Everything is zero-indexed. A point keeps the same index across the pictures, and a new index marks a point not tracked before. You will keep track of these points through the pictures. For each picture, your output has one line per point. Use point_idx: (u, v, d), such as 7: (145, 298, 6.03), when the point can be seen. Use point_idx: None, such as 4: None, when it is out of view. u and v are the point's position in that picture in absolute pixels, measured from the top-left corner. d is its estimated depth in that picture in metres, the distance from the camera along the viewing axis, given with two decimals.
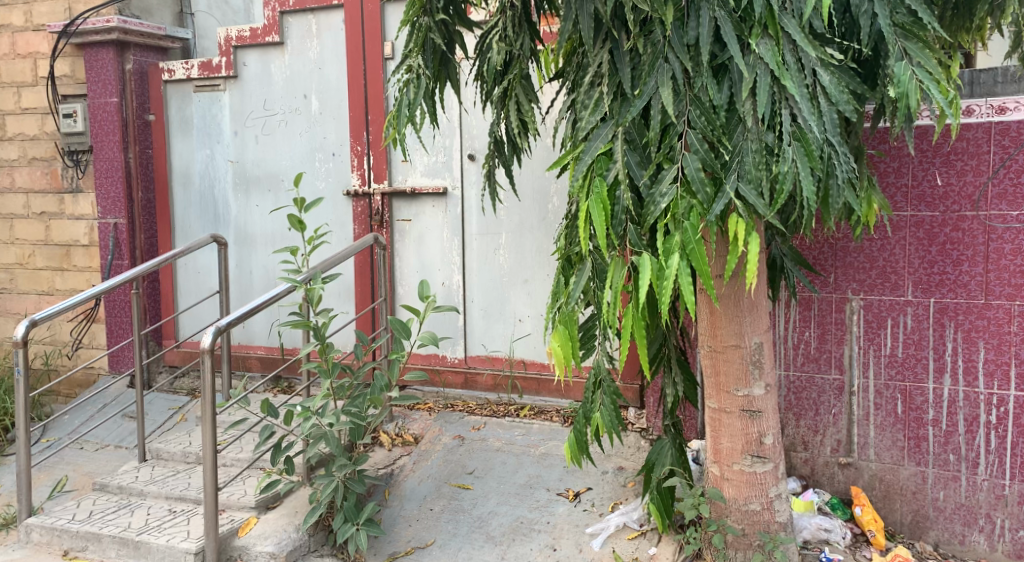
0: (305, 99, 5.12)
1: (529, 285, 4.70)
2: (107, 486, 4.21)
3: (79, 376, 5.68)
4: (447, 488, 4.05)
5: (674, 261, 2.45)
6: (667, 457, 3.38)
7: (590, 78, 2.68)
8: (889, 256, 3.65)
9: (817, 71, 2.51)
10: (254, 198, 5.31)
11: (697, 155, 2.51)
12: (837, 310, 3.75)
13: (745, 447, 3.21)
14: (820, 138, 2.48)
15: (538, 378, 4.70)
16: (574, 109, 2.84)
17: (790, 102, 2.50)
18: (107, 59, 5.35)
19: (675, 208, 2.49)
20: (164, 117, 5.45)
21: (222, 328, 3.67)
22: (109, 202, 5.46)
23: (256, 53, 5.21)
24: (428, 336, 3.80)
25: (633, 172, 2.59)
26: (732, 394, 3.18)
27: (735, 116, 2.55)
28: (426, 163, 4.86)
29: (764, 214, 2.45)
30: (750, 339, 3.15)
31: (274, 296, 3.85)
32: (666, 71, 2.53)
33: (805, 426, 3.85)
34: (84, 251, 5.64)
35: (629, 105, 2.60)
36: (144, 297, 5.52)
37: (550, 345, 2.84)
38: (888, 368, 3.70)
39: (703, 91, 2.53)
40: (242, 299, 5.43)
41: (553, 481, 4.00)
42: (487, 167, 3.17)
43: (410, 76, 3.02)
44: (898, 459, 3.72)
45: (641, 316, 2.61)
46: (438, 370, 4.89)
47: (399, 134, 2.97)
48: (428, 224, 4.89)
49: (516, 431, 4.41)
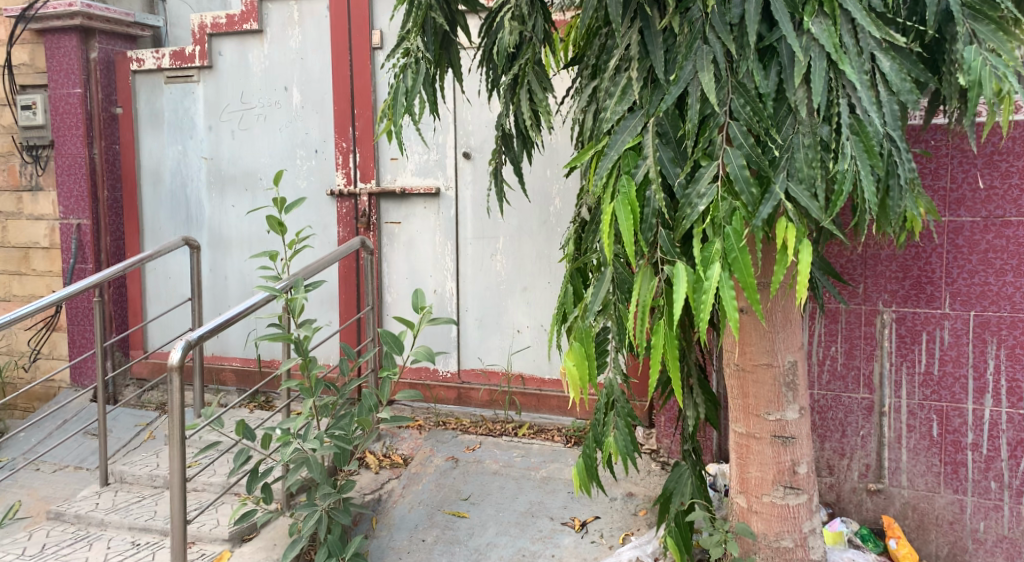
0: (286, 92, 4.75)
1: (528, 294, 4.38)
2: (63, 515, 3.84)
3: (38, 390, 5.29)
4: (440, 515, 3.70)
5: (715, 271, 2.13)
6: (687, 486, 3.03)
7: (615, 62, 2.36)
8: (925, 264, 3.35)
9: (876, 55, 2.19)
10: (229, 198, 4.95)
11: (740, 150, 2.18)
12: (867, 324, 3.44)
13: (776, 477, 2.89)
14: (882, 131, 2.16)
15: (539, 394, 4.38)
16: (594, 100, 2.52)
17: (847, 89, 2.18)
18: (70, 46, 4.97)
19: (715, 210, 2.16)
20: (132, 110, 5.07)
21: (193, 341, 3.29)
22: (72, 201, 5.07)
23: (233, 42, 4.84)
24: (422, 351, 3.46)
25: (666, 170, 2.25)
26: (763, 418, 2.86)
27: (784, 106, 2.23)
28: (417, 161, 4.51)
29: (819, 218, 2.14)
30: (784, 358, 2.82)
31: (250, 305, 3.48)
32: (706, 53, 2.20)
33: (831, 449, 3.54)
34: (44, 254, 5.24)
35: (663, 93, 2.27)
36: (110, 303, 5.14)
37: (564, 364, 2.50)
38: (922, 388, 3.39)
39: (748, 78, 2.21)
40: (216, 307, 5.05)
41: (557, 509, 3.66)
42: (492, 164, 2.83)
43: (406, 61, 2.70)
44: (933, 486, 3.41)
45: (674, 334, 2.27)
46: (430, 385, 4.56)
47: (395, 125, 2.64)
48: (419, 227, 4.54)
49: (515, 453, 4.08)
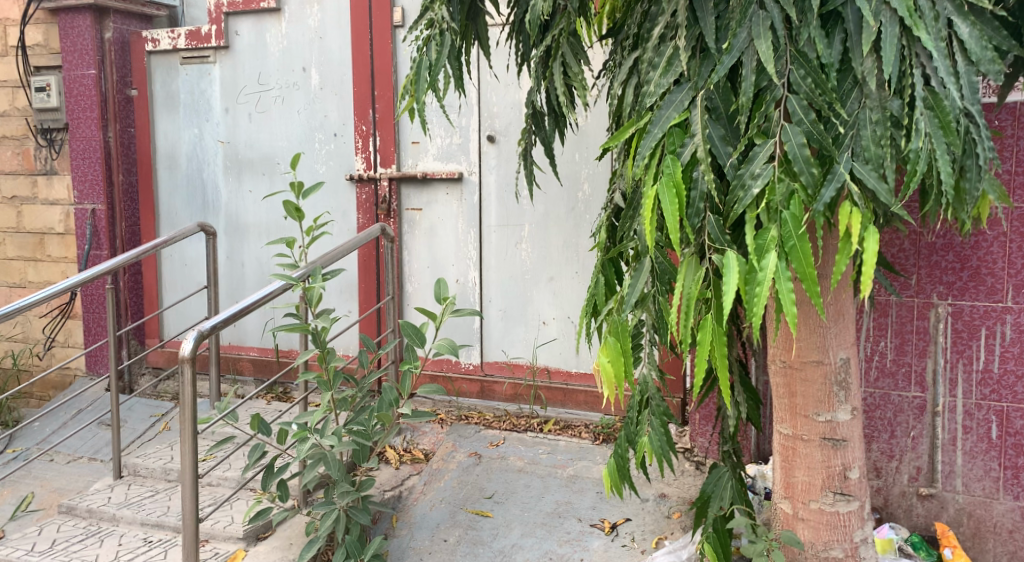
0: (304, 73, 4.58)
1: (554, 283, 4.18)
2: (75, 509, 3.69)
3: (53, 378, 5.17)
4: (463, 515, 3.52)
5: (771, 261, 1.94)
6: (727, 490, 2.78)
7: (660, 31, 2.15)
8: (986, 255, 3.12)
9: (953, 21, 1.98)
10: (247, 183, 4.79)
11: (800, 127, 1.98)
12: (920, 317, 3.22)
13: (826, 483, 2.67)
14: (959, 105, 1.96)
15: (565, 388, 4.20)
16: (635, 73, 2.31)
17: (921, 58, 1.98)
18: (84, 26, 4.81)
19: (772, 193, 1.97)
20: (147, 92, 4.92)
21: (206, 331, 3.10)
22: (87, 185, 4.92)
23: (249, 21, 4.66)
24: (445, 344, 3.26)
25: (717, 148, 2.05)
26: (812, 419, 2.63)
27: (848, 79, 2.03)
28: (440, 144, 4.33)
29: (888, 203, 1.94)
30: (836, 355, 2.59)
31: (267, 293, 3.31)
32: (763, 19, 2.00)
33: (878, 450, 3.33)
34: (58, 240, 5.11)
35: (714, 63, 2.07)
36: (125, 290, 5.00)
37: (598, 361, 2.29)
38: (980, 387, 3.18)
39: (810, 46, 2.01)
40: (233, 295, 4.91)
41: (585, 510, 3.47)
42: (522, 145, 2.64)
43: (431, 33, 2.50)
44: (991, 492, 3.20)
45: (722, 330, 2.07)
46: (451, 378, 4.38)
47: (418, 102, 2.44)
48: (441, 213, 4.36)
49: (540, 450, 3.90)
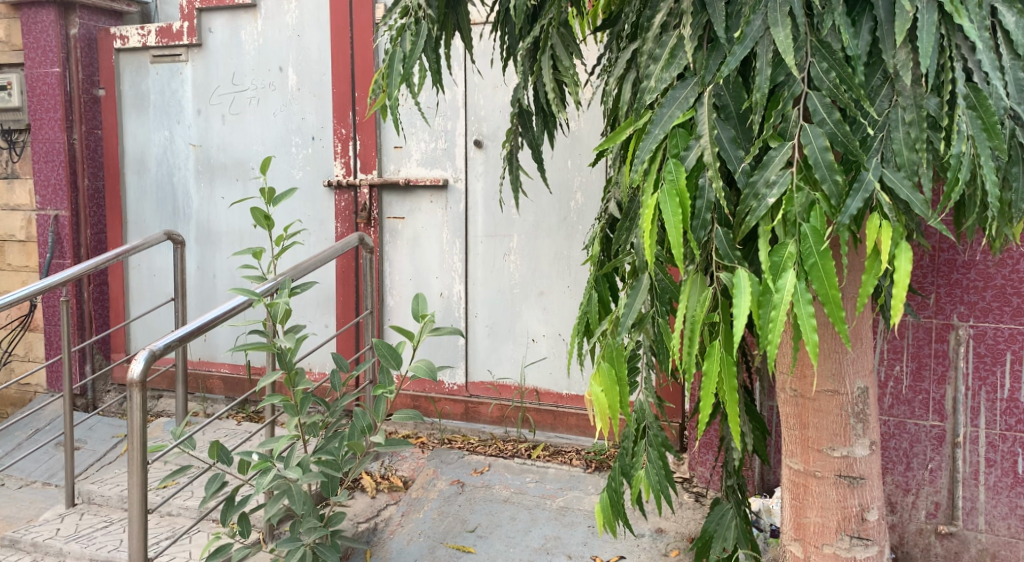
0: (281, 73, 4.31)
1: (544, 298, 3.92)
2: (19, 542, 3.39)
3: (11, 394, 4.87)
4: (442, 550, 3.23)
5: (789, 281, 1.68)
6: (731, 530, 2.47)
7: (662, 18, 1.90)
8: (1012, 273, 2.87)
9: (997, 8, 1.74)
10: (219, 188, 4.51)
11: (822, 128, 1.72)
12: (938, 340, 2.96)
13: (841, 525, 2.31)
14: (1005, 104, 1.71)
15: (555, 411, 3.94)
16: (634, 66, 2.05)
17: (962, 51, 1.74)
18: (48, 21, 4.53)
19: (790, 203, 1.70)
20: (114, 92, 4.65)
21: (158, 351, 2.81)
22: (49, 190, 4.64)
23: (224, 18, 4.40)
24: (422, 367, 2.97)
25: (726, 151, 1.78)
26: (826, 454, 2.28)
27: (877, 74, 1.79)
28: (424, 149, 4.06)
29: (924, 215, 1.68)
30: (853, 384, 2.26)
31: (229, 309, 3.03)
32: (781, 4, 1.74)
33: (893, 483, 3.06)
34: (19, 247, 4.82)
35: (724, 55, 1.81)
36: (89, 302, 4.72)
37: (591, 392, 2.03)
38: (1005, 416, 2.92)
39: (833, 37, 1.76)
40: (203, 307, 4.62)
41: (575, 546, 3.19)
42: (506, 148, 2.36)
43: (405, 22, 2.24)
44: (1016, 531, 2.95)
45: (731, 358, 1.81)
46: (433, 398, 4.12)
47: (390, 100, 2.17)
48: (424, 222, 4.10)
49: (528, 478, 3.62)
